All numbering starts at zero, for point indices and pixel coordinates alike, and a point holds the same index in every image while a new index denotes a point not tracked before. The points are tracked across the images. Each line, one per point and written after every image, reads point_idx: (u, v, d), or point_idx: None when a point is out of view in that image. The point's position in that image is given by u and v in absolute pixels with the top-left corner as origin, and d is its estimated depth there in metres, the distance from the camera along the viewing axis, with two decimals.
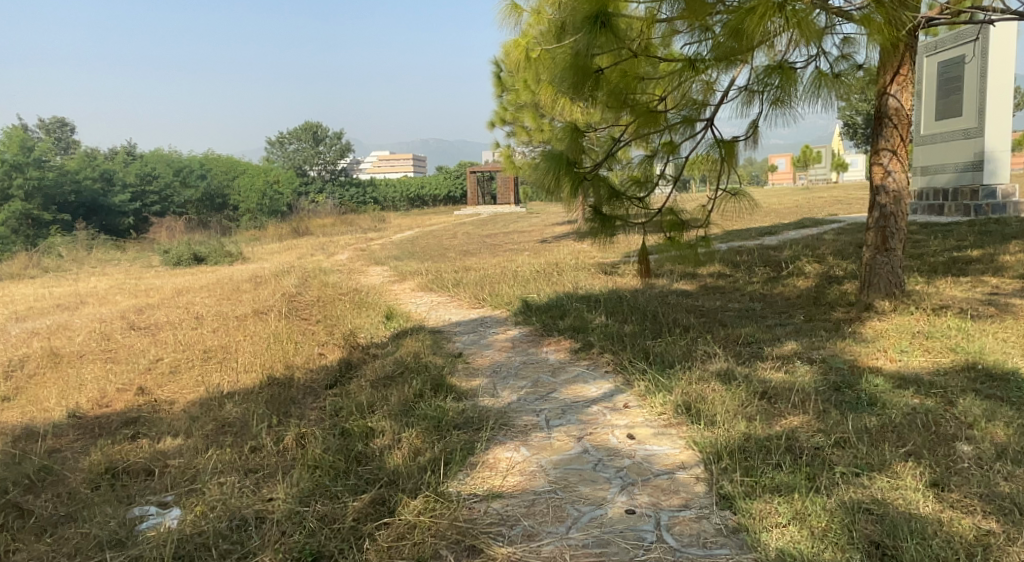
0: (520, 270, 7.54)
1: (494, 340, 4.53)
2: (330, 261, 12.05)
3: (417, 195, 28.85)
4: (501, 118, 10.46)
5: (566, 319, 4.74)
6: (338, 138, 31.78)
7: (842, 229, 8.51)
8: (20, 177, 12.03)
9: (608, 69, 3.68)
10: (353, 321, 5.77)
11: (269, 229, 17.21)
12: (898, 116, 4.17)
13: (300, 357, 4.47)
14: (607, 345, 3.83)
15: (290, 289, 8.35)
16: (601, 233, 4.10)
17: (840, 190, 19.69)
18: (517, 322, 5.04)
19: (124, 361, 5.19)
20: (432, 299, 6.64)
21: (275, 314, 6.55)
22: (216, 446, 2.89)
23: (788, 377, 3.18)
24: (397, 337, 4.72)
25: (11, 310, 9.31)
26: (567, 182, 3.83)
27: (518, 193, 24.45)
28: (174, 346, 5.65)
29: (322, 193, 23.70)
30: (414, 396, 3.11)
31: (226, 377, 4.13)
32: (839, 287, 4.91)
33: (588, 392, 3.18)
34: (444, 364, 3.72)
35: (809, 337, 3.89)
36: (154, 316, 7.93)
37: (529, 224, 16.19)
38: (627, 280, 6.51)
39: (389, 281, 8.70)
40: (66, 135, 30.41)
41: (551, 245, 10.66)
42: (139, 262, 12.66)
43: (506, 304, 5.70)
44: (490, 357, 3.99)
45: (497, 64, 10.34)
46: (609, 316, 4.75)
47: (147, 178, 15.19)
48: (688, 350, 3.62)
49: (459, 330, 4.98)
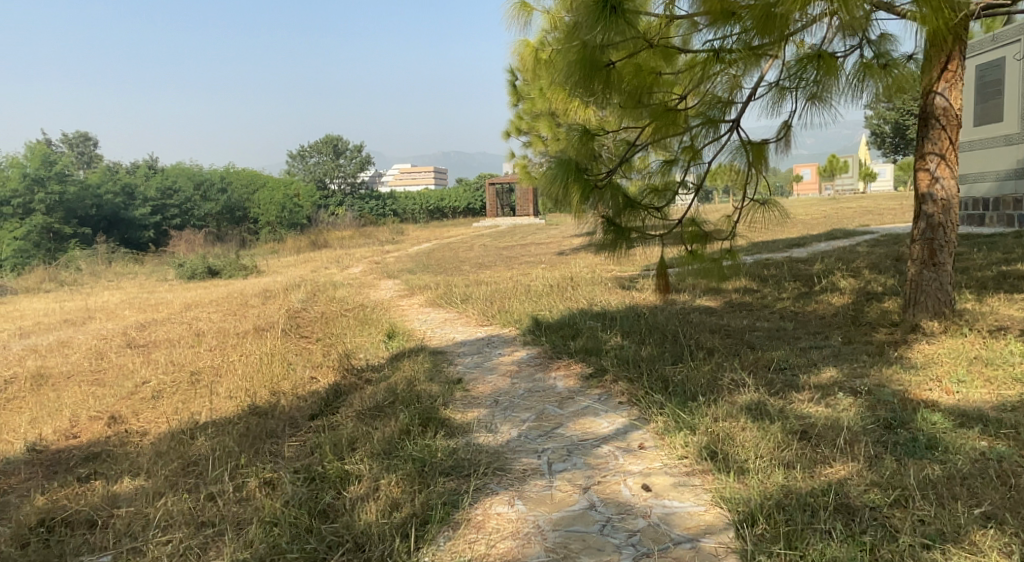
0: (533, 284, 7.17)
1: (499, 363, 4.15)
2: (343, 274, 11.77)
3: (437, 207, 28.64)
4: (517, 127, 10.14)
5: (578, 339, 4.35)
6: (359, 151, 31.72)
7: (877, 241, 8.03)
8: (42, 191, 11.97)
9: (621, 66, 3.32)
10: (354, 340, 5.43)
11: (287, 242, 17.05)
12: (947, 116, 3.74)
13: (290, 381, 4.13)
14: (621, 372, 3.43)
15: (297, 304, 8.06)
16: (616, 246, 3.72)
17: (869, 200, 19.09)
18: (526, 342, 4.66)
19: (111, 383, 4.91)
20: (440, 316, 6.29)
21: (276, 331, 6.25)
22: (173, 489, 2.55)
23: (829, 411, 2.77)
24: (395, 360, 4.37)
25: (19, 326, 9.12)
26: (576, 190, 3.47)
27: (538, 204, 24.19)
28: (166, 366, 5.35)
29: (342, 205, 23.57)
30: (401, 432, 2.75)
31: (207, 404, 3.80)
32: (880, 306, 4.48)
33: (599, 428, 2.79)
34: (440, 391, 3.36)
35: (849, 363, 3.47)
36: (157, 332, 7.67)
37: (548, 235, 15.84)
38: (646, 295, 6.10)
39: (399, 296, 8.37)
40: (92, 150, 30.64)
41: (567, 258, 10.29)
42: (155, 275, 12.49)
43: (516, 322, 5.32)
44: (491, 384, 3.62)
45: (512, 72, 10.03)
46: (624, 336, 4.36)
47: (167, 191, 15.09)
48: (713, 379, 3.21)
49: (463, 351, 4.61)
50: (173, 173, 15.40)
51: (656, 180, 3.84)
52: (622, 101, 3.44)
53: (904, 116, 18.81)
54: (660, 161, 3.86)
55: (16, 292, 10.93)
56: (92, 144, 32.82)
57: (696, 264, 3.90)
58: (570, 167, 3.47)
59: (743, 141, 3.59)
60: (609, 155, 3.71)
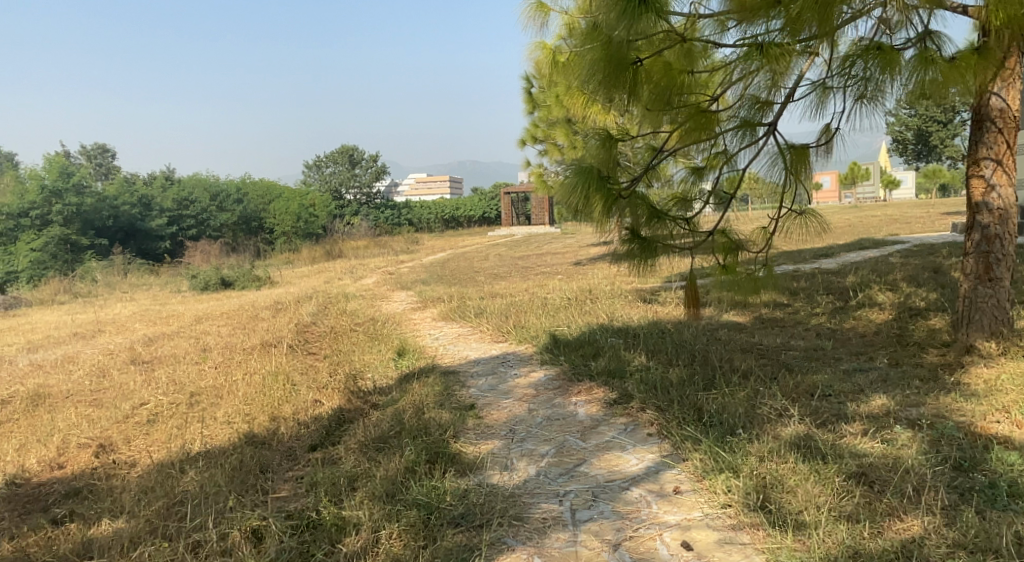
0: (550, 297, 6.88)
1: (516, 385, 3.86)
2: (356, 285, 11.55)
3: (452, 216, 28.45)
4: (532, 135, 9.89)
5: (600, 360, 4.05)
6: (374, 161, 31.64)
7: (910, 251, 7.67)
8: (59, 203, 11.90)
9: (649, 63, 3.05)
10: (363, 357, 5.17)
11: (302, 252, 16.91)
12: (1004, 118, 3.42)
13: (292, 405, 3.87)
14: (649, 398, 3.13)
15: (307, 318, 7.82)
16: (639, 259, 3.42)
17: (894, 209, 18.60)
18: (543, 361, 4.38)
19: (109, 404, 4.68)
20: (453, 331, 6.02)
21: (284, 348, 6.00)
22: (153, 536, 2.30)
23: (887, 448, 2.46)
24: (404, 381, 4.10)
25: (27, 340, 8.95)
26: (598, 199, 3.20)
27: (553, 213, 23.95)
28: (167, 385, 5.12)
29: (358, 215, 23.43)
30: (405, 470, 2.47)
31: (202, 431, 3.55)
32: (926, 324, 4.15)
33: (627, 466, 2.50)
34: (451, 419, 3.08)
35: (901, 391, 3.16)
36: (163, 347, 7.46)
37: (565, 245, 15.55)
38: (670, 310, 5.79)
39: (412, 308, 8.11)
40: (111, 162, 30.78)
41: (585, 269, 9.99)
42: (169, 286, 12.35)
43: (532, 339, 5.04)
44: (507, 410, 3.34)
45: (528, 79, 9.81)
46: (649, 355, 4.06)
47: (184, 202, 14.99)
48: (752, 410, 2.91)
49: (477, 371, 4.33)
50: (190, 185, 15.30)
51: (686, 190, 3.55)
52: (650, 102, 3.16)
53: (927, 122, 18.37)
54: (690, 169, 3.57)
55: (30, 304, 10.82)
56: (112, 156, 33.05)
57: (726, 278, 3.55)
58: (593, 175, 3.20)
59: (782, 145, 3.27)
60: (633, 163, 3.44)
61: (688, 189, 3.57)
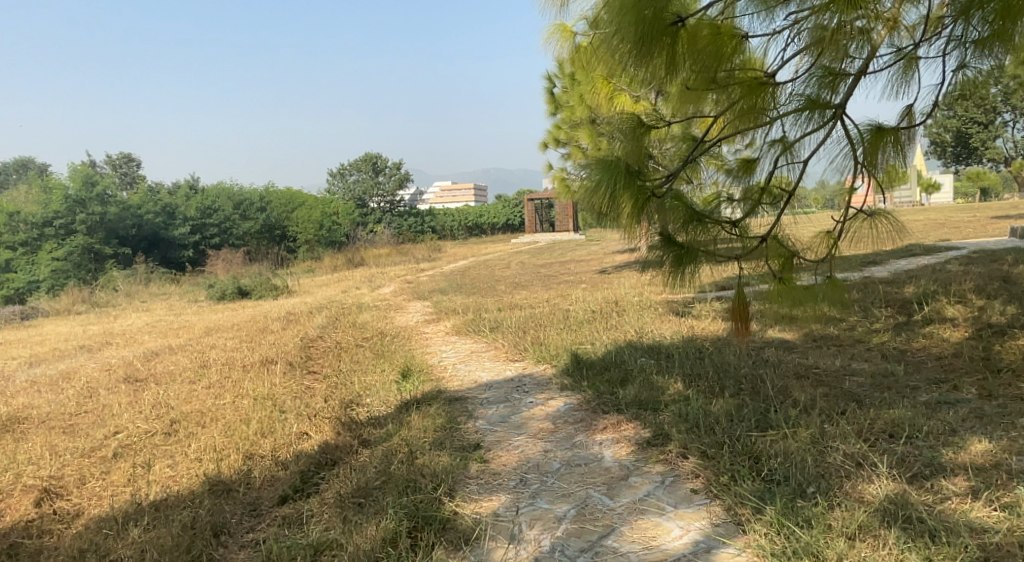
0: (573, 309, 6.30)
1: (531, 417, 3.30)
2: (373, 295, 11.08)
3: (476, 223, 27.94)
4: (554, 138, 9.36)
5: (629, 387, 3.49)
6: (397, 168, 31.30)
7: (970, 258, 7.01)
8: (83, 212, 11.61)
9: (695, 26, 2.53)
10: (364, 378, 4.64)
11: (324, 261, 16.52)
12: None
13: (273, 438, 3.35)
14: (692, 442, 2.56)
15: (314, 331, 7.31)
16: (676, 271, 2.86)
17: (937, 214, 17.69)
18: (562, 386, 3.83)
19: (82, 433, 4.20)
20: (467, 347, 5.49)
21: (283, 367, 5.49)
22: None
23: (1012, 518, 1.94)
24: (404, 411, 3.55)
25: (32, 353, 8.58)
26: (627, 198, 2.70)
27: (577, 220, 23.40)
28: (150, 409, 4.63)
29: (381, 223, 23.07)
30: (386, 542, 2.03)
31: (166, 473, 3.05)
32: (1018, 346, 3.56)
33: (667, 541, 2.01)
34: (450, 465, 2.54)
35: (1004, 432, 2.60)
36: (162, 363, 7.00)
37: (591, 252, 14.98)
38: (705, 324, 5.22)
39: (425, 321, 7.57)
40: (136, 171, 30.76)
41: (611, 277, 9.41)
42: (187, 295, 11.98)
43: (552, 359, 4.49)
44: (519, 451, 2.78)
45: (550, 79, 9.31)
46: (686, 383, 3.50)
47: (207, 210, 14.59)
48: (822, 461, 2.38)
49: (487, 398, 3.78)
50: (213, 193, 14.94)
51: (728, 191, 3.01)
52: (692, 77, 2.63)
53: None
54: (729, 167, 3.05)
55: (46, 315, 10.53)
56: (138, 167, 33.06)
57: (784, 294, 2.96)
58: (620, 170, 2.70)
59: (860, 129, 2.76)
60: (663, 159, 2.93)
61: (731, 190, 3.02)
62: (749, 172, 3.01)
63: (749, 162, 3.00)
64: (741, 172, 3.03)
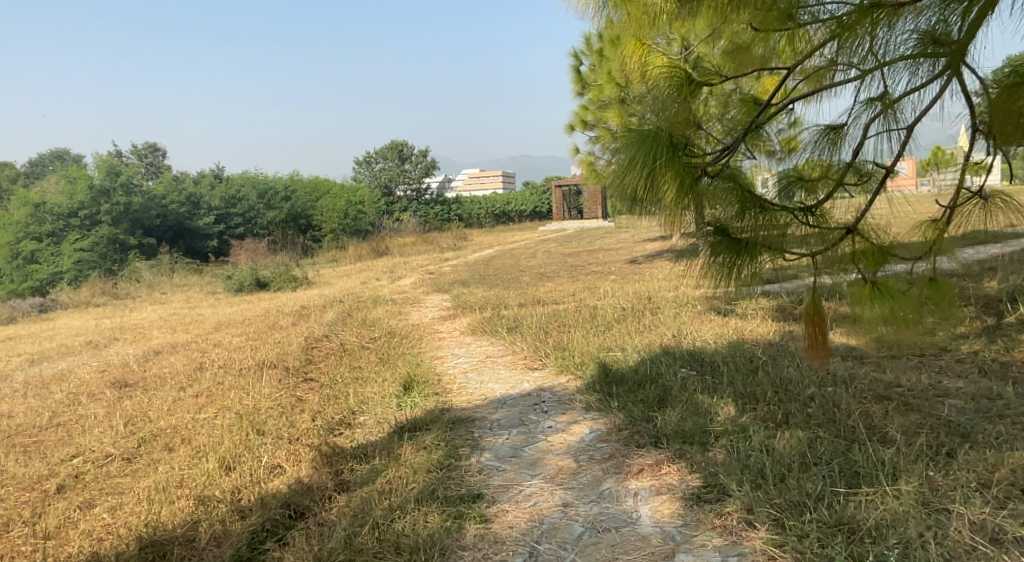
0: (601, 306, 5.65)
1: (549, 450, 2.69)
2: (392, 287, 10.49)
3: (502, 211, 27.34)
4: (581, 120, 8.70)
5: (667, 412, 2.86)
6: (423, 156, 30.67)
7: None
8: (108, 203, 11.23)
9: None
10: (363, 388, 4.07)
11: (348, 250, 15.98)
12: None
13: (238, 473, 2.79)
14: (760, 502, 1.97)
15: (322, 329, 6.75)
16: (735, 274, 2.22)
17: None
18: (586, 405, 3.20)
19: (40, 454, 3.67)
20: (483, 349, 4.88)
21: (278, 372, 4.93)
22: None
23: None
24: (397, 438, 2.96)
25: (39, 349, 8.14)
26: (669, 177, 2.07)
27: (606, 206, 22.63)
28: (124, 425, 4.10)
29: (406, 211, 22.52)
30: None
31: (103, 520, 2.50)
32: None
33: None
34: (438, 533, 1.98)
35: None
36: (160, 364, 6.47)
37: (620, 239, 14.29)
38: (751, 325, 4.56)
39: (441, 318, 6.96)
40: (163, 161, 30.70)
41: (642, 268, 8.72)
42: (208, 287, 11.51)
43: (577, 368, 3.86)
44: (530, 505, 2.17)
45: (577, 56, 8.64)
46: (739, 406, 2.85)
47: (231, 200, 14.18)
48: (942, 534, 1.79)
49: (498, 420, 3.16)
50: (238, 182, 14.54)
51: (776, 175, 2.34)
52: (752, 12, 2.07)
53: None
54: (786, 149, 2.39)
55: (66, 307, 10.12)
56: (163, 157, 32.83)
57: (878, 304, 2.32)
58: (660, 143, 2.08)
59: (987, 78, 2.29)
60: (724, 125, 2.29)
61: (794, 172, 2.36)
62: (794, 154, 2.40)
63: (795, 142, 2.41)
64: (784, 154, 2.40)
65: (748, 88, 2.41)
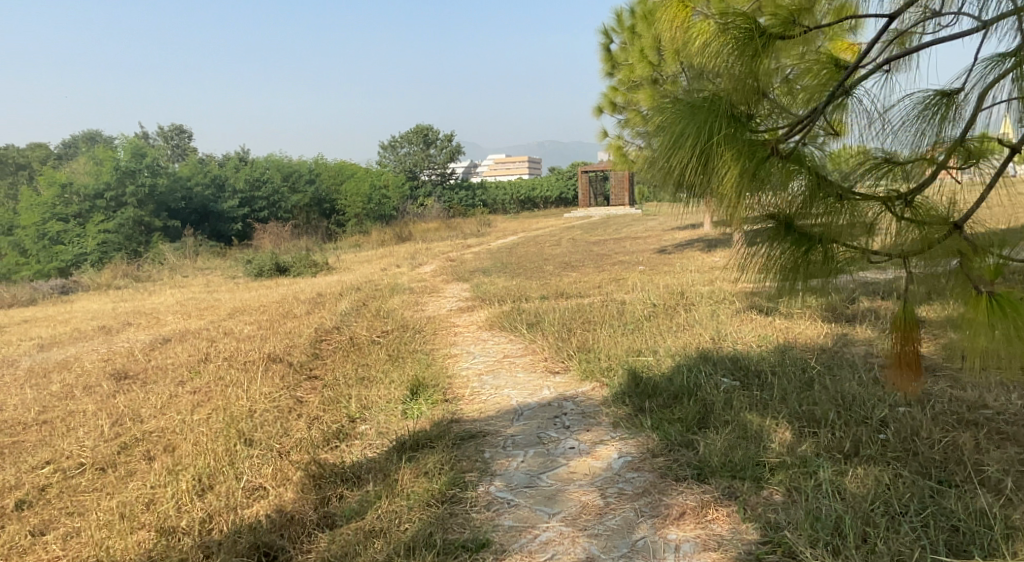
0: (631, 301, 5.21)
1: (570, 479, 2.29)
2: (413, 275, 10.12)
3: (527, 197, 26.91)
4: (610, 101, 8.21)
5: (711, 434, 2.43)
6: (449, 140, 30.27)
7: None
8: (133, 184, 10.98)
9: None
10: (367, 391, 3.69)
11: (371, 235, 15.65)
12: None
13: (214, 495, 2.44)
14: None
15: (335, 320, 6.39)
16: (805, 273, 1.84)
17: None
18: (613, 423, 2.78)
19: (15, 458, 3.35)
20: (503, 347, 4.48)
21: (282, 367, 4.58)
22: None
23: None
24: (395, 458, 2.56)
25: (54, 333, 7.89)
26: (728, 157, 1.68)
27: (634, 192, 22.11)
28: (111, 424, 3.77)
29: (431, 196, 22.15)
30: None
31: (53, 553, 2.16)
32: None
33: None
34: None
35: None
36: (167, 354, 6.17)
37: (650, 227, 13.80)
38: (797, 326, 4.10)
39: (459, 309, 6.57)
40: (190, 143, 30.66)
41: (673, 258, 8.26)
42: (231, 271, 11.24)
43: (604, 375, 3.44)
44: None
45: (608, 34, 8.14)
46: (798, 433, 2.40)
47: (256, 183, 13.89)
48: None
49: (513, 437, 2.75)
50: (262, 165, 14.27)
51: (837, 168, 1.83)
52: None
53: None
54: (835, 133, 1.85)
55: (86, 290, 9.90)
56: (189, 139, 32.77)
57: (999, 323, 1.61)
58: (719, 117, 1.69)
59: None
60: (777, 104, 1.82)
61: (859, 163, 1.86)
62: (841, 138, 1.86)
63: (841, 125, 1.85)
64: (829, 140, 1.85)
65: (790, 70, 1.83)
